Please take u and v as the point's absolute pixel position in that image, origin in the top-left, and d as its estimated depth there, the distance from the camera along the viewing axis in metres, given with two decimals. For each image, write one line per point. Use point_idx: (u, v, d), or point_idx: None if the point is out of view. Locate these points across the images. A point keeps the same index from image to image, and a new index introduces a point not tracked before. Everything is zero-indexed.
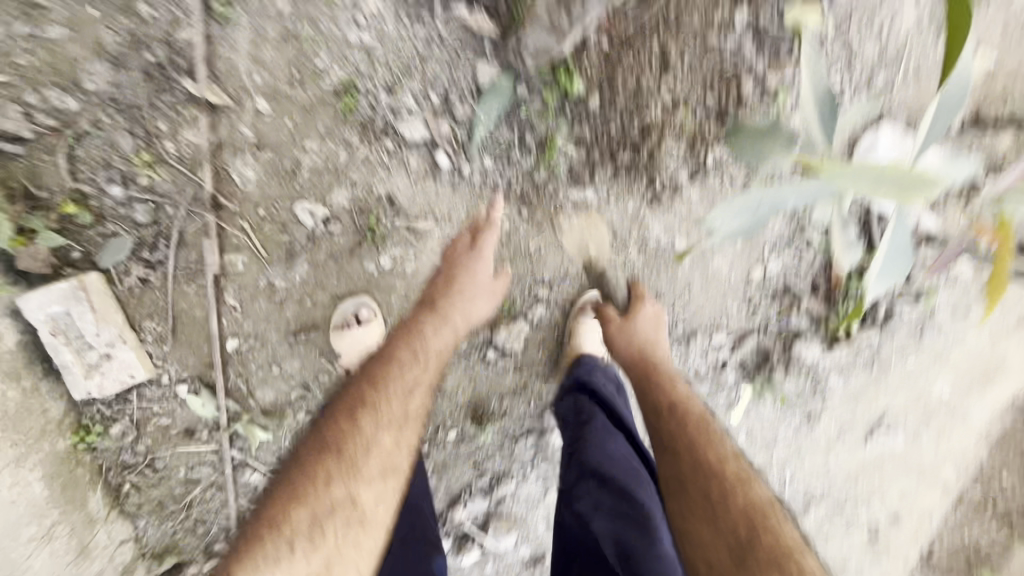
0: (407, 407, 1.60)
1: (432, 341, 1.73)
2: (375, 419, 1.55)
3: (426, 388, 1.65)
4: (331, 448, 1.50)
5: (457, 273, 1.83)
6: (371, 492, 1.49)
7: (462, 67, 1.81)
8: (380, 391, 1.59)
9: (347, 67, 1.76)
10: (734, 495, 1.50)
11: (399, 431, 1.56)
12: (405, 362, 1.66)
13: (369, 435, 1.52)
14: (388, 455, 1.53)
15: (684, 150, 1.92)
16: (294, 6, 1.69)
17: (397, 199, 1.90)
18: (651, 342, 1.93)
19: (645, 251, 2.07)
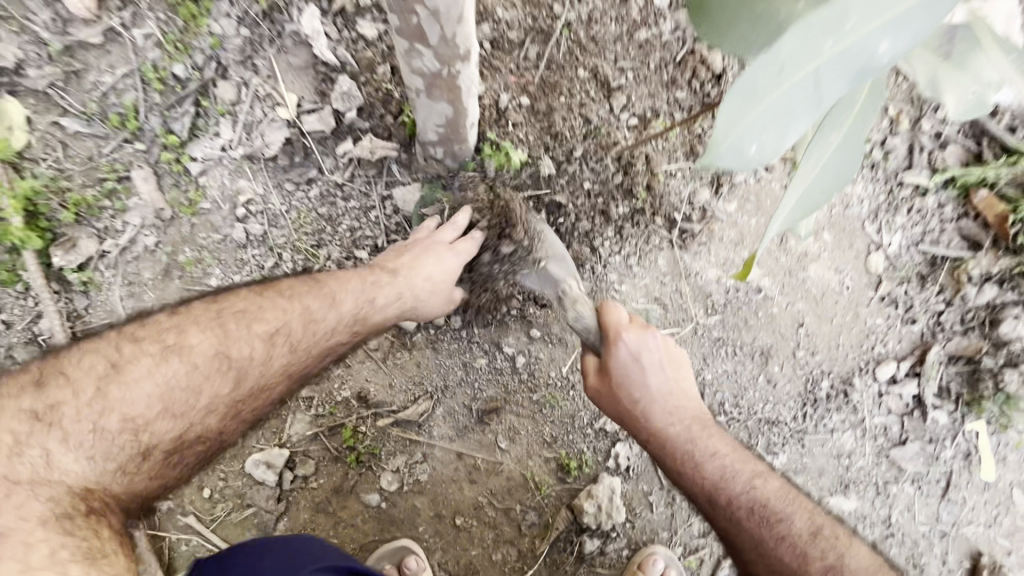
0: (224, 381, 1.15)
1: (323, 325, 1.23)
2: (219, 347, 1.15)
3: (291, 352, 1.21)
4: (182, 329, 1.16)
5: (402, 267, 1.33)
6: (174, 415, 1.11)
7: (378, 206, 1.45)
8: (247, 331, 1.17)
9: (249, 271, 1.40)
10: (771, 498, 1.26)
11: (228, 374, 1.15)
12: (268, 305, 1.22)
13: (226, 352, 1.15)
14: (249, 351, 1.16)
15: (687, 168, 1.51)
16: (160, 235, 1.37)
17: (369, 395, 1.48)
18: (655, 394, 1.30)
19: (723, 306, 1.56)
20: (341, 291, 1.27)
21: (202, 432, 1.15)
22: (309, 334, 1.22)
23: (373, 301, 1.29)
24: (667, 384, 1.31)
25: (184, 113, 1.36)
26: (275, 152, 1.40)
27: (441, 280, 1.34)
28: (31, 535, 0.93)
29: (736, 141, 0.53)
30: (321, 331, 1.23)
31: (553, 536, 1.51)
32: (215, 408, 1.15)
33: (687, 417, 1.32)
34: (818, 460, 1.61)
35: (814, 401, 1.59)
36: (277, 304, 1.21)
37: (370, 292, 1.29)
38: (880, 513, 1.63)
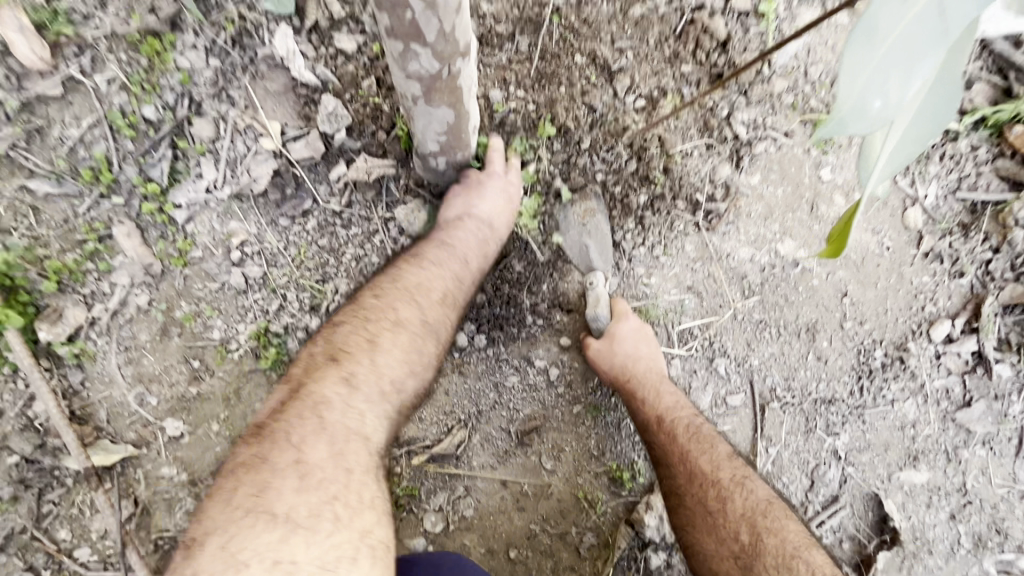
0: (391, 361, 1.15)
1: (430, 300, 1.22)
2: (380, 353, 1.15)
3: (441, 335, 1.22)
4: (331, 347, 1.15)
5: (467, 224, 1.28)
6: (375, 420, 1.12)
7: (382, 229, 1.35)
8: (377, 319, 1.18)
9: (254, 318, 1.30)
10: (707, 472, 1.26)
11: (402, 373, 1.16)
12: (403, 300, 1.20)
13: (372, 341, 1.16)
14: (402, 346, 1.17)
15: (703, 144, 1.42)
16: (152, 292, 1.27)
17: (400, 432, 1.37)
18: (636, 353, 1.35)
19: (761, 285, 1.46)
20: (457, 265, 1.26)
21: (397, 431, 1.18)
22: (434, 305, 1.22)
23: (468, 263, 1.28)
24: (641, 348, 1.36)
25: (161, 158, 1.26)
26: (265, 187, 1.30)
27: (496, 222, 1.30)
28: (367, 509, 1.03)
29: (855, 101, 0.47)
30: (453, 310, 1.25)
31: (617, 557, 1.40)
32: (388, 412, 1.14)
33: (650, 369, 1.35)
34: (882, 435, 1.51)
35: (869, 372, 1.49)
36: (399, 291, 1.21)
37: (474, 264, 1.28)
38: (954, 481, 1.53)
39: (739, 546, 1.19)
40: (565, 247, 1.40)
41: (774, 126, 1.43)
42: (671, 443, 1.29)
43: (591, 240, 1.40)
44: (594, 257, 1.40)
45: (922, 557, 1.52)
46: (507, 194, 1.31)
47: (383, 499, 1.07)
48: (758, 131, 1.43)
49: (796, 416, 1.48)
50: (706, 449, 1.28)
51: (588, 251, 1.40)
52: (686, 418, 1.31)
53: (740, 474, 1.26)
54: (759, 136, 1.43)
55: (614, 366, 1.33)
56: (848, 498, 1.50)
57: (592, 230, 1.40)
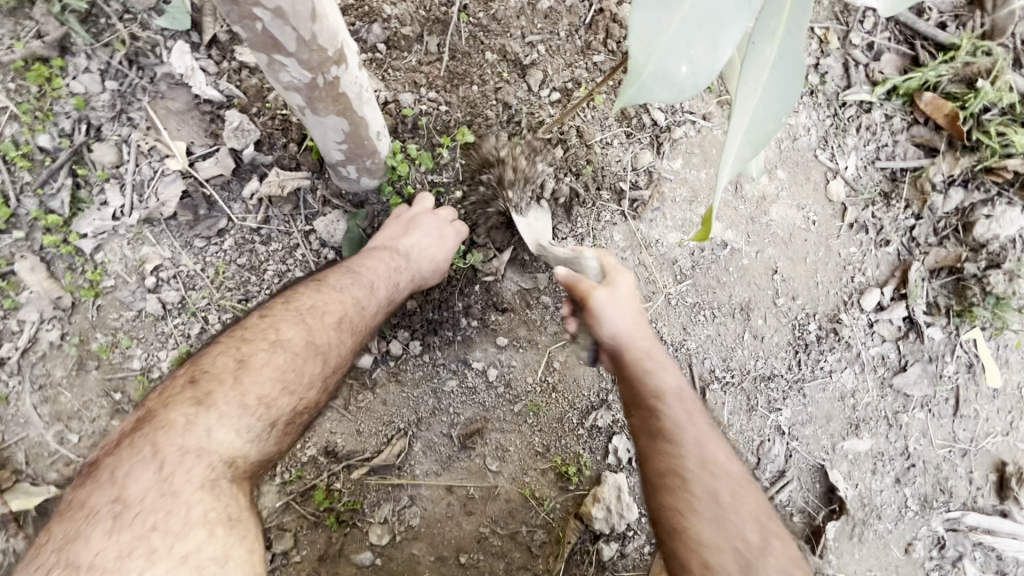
0: (267, 381, 1.02)
1: (322, 321, 1.10)
2: (252, 372, 1.01)
3: (329, 356, 1.10)
4: (193, 370, 1.01)
5: (380, 262, 1.22)
6: (229, 435, 0.96)
7: (302, 242, 1.32)
8: (254, 341, 1.05)
9: (175, 344, 1.27)
10: (723, 490, 1.07)
11: (272, 391, 1.02)
12: (291, 318, 1.09)
13: (247, 365, 1.01)
14: (280, 368, 1.03)
15: (622, 133, 1.42)
16: (64, 325, 1.23)
17: (338, 447, 1.35)
18: (619, 331, 1.18)
19: (692, 269, 1.47)
20: (357, 289, 1.17)
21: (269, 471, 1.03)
22: (325, 326, 1.10)
23: (373, 289, 1.19)
24: (626, 323, 1.19)
25: (61, 187, 1.22)
26: (175, 209, 1.26)
27: (433, 257, 1.27)
28: (202, 531, 0.85)
29: (657, 63, 0.53)
30: (347, 334, 1.13)
31: (568, 552, 1.39)
32: (266, 437, 1.01)
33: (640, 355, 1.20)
34: (823, 406, 1.53)
35: (806, 345, 1.51)
36: (286, 312, 1.09)
37: (375, 292, 1.19)
38: (897, 446, 1.55)
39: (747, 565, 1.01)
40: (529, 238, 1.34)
41: (691, 109, 1.44)
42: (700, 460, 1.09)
43: (578, 254, 1.35)
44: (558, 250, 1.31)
45: (871, 523, 1.54)
46: (451, 226, 1.30)
47: (233, 511, 0.90)
48: (676, 115, 1.44)
49: (737, 395, 1.49)
50: (734, 494, 1.07)
51: (575, 260, 1.34)
52: (682, 404, 1.15)
53: (748, 490, 1.09)
54: (677, 121, 1.44)
55: (606, 347, 1.19)
56: (795, 471, 1.52)
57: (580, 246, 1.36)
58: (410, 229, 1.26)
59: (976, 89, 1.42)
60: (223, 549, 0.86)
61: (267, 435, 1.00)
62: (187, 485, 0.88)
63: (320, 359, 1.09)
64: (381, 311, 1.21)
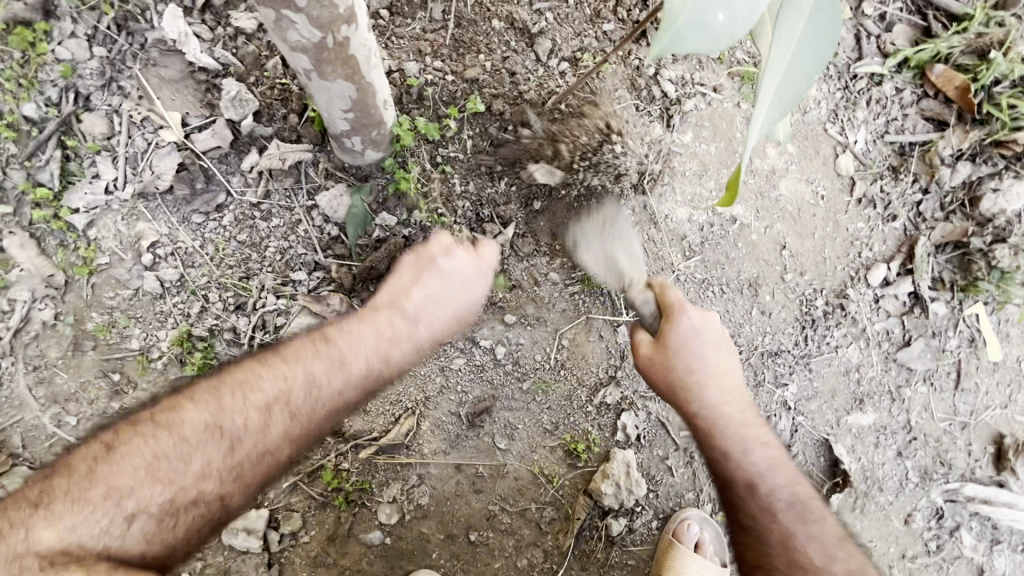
0: (138, 470, 0.92)
1: (233, 402, 1.00)
2: (113, 464, 0.92)
3: (236, 442, 0.98)
4: (80, 450, 0.95)
5: (340, 327, 1.10)
6: (70, 528, 0.86)
7: (305, 218, 1.28)
8: (152, 420, 0.97)
9: (174, 323, 1.23)
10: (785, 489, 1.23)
11: (140, 480, 0.91)
12: (196, 398, 1.00)
13: (129, 445, 0.93)
14: (175, 446, 0.94)
15: (632, 105, 1.39)
16: (58, 304, 1.18)
17: (345, 427, 1.32)
18: (706, 374, 1.20)
19: (701, 245, 1.45)
20: (311, 363, 1.05)
21: (143, 567, 0.91)
22: (243, 404, 0.99)
23: (318, 356, 1.06)
24: (714, 363, 1.21)
25: (49, 159, 1.16)
26: (171, 183, 1.21)
27: (429, 328, 1.14)
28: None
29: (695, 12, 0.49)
30: (274, 415, 1.01)
31: (577, 528, 1.39)
32: (120, 534, 0.89)
33: (738, 407, 1.24)
34: (828, 381, 1.53)
35: (813, 321, 1.51)
36: (200, 391, 1.00)
37: (336, 368, 1.05)
38: (899, 420, 1.57)
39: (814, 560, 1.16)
40: (584, 257, 1.37)
41: (702, 81, 1.41)
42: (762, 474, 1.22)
43: (619, 251, 1.34)
44: (622, 265, 1.31)
45: (873, 495, 1.56)
46: (459, 254, 1.17)
47: None
48: (687, 87, 1.41)
49: (745, 371, 1.49)
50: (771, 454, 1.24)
51: (618, 262, 1.32)
52: (746, 418, 1.25)
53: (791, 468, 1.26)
54: (687, 93, 1.41)
55: (673, 381, 1.19)
56: (801, 446, 1.53)
57: (613, 236, 1.35)
58: (429, 290, 1.14)
59: (988, 61, 1.41)
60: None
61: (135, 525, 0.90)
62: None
63: (222, 443, 0.97)
64: (346, 393, 1.06)
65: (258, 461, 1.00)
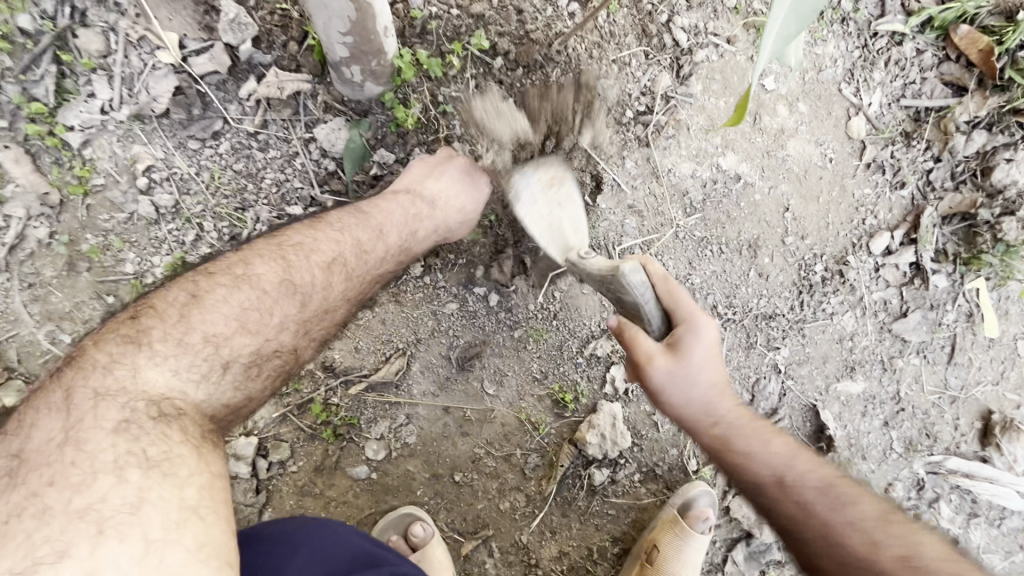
0: (223, 324, 0.98)
1: (300, 264, 1.08)
2: (203, 311, 0.97)
3: (308, 299, 1.08)
4: (138, 310, 0.96)
5: (380, 209, 1.20)
6: (167, 376, 0.91)
7: (302, 151, 1.27)
8: (219, 278, 1.01)
9: (168, 250, 1.23)
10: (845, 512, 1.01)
11: (229, 329, 0.98)
12: (264, 256, 1.07)
13: (210, 300, 0.98)
14: (251, 300, 1.01)
15: (641, 53, 1.35)
16: (53, 223, 1.18)
17: (336, 363, 1.33)
18: (709, 398, 1.10)
19: (703, 202, 1.43)
20: (360, 230, 1.16)
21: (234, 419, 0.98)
22: (310, 259, 1.09)
23: (372, 229, 1.18)
24: (714, 381, 1.09)
25: (44, 74, 1.14)
26: (167, 106, 1.20)
27: (462, 211, 1.28)
28: (112, 474, 0.75)
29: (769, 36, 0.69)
30: (336, 274, 1.11)
31: (560, 475, 1.42)
32: (215, 377, 0.95)
33: (742, 415, 1.12)
34: (821, 348, 1.53)
35: (810, 286, 1.49)
36: (267, 252, 1.07)
37: (382, 235, 1.18)
38: (888, 390, 1.57)
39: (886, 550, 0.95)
40: (525, 213, 1.26)
41: (716, 31, 1.37)
42: (829, 512, 1.01)
43: (563, 213, 1.25)
44: (568, 232, 1.24)
45: (856, 462, 1.58)
46: (473, 173, 1.30)
47: (131, 449, 0.79)
48: (700, 36, 1.36)
49: (738, 332, 1.49)
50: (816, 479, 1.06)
51: (561, 226, 1.24)
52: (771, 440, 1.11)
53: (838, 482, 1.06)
54: (700, 43, 1.37)
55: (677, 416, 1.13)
56: (788, 410, 1.54)
57: (561, 200, 1.26)
58: (448, 189, 1.26)
59: (1016, 22, 1.35)
60: (140, 490, 0.75)
61: (222, 374, 0.96)
62: (98, 427, 0.80)
63: (291, 303, 1.05)
64: (386, 259, 1.21)
65: (323, 315, 1.11)
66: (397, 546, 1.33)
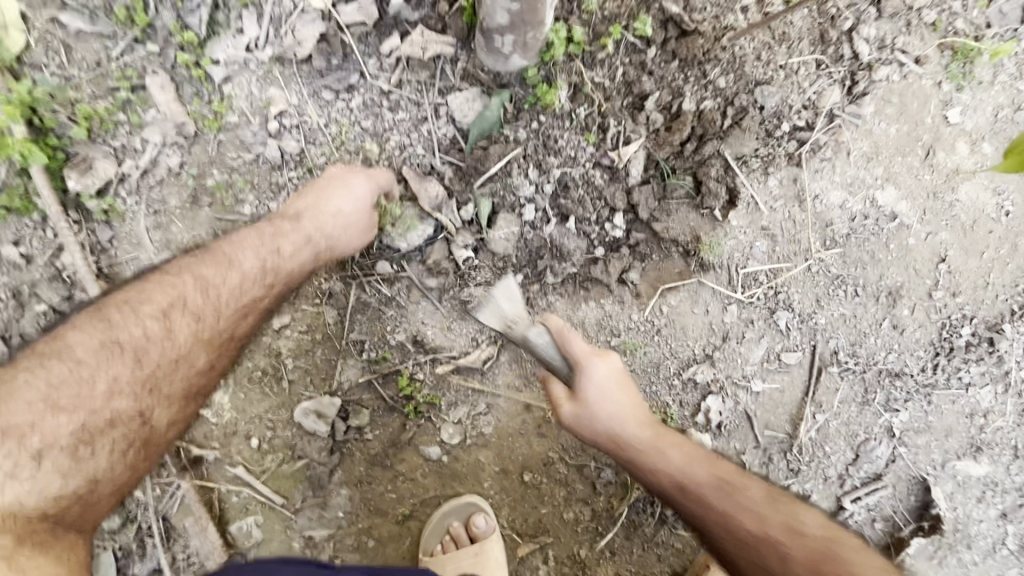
0: (30, 416, 0.90)
1: (127, 320, 0.98)
2: (1, 402, 0.89)
3: (144, 355, 0.98)
4: None
5: (227, 247, 1.08)
6: None
7: (432, 117, 1.22)
8: (29, 364, 0.93)
9: (286, 197, 1.21)
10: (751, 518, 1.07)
11: (33, 416, 0.90)
12: (84, 323, 0.97)
13: (15, 393, 0.90)
14: (67, 379, 0.93)
15: (813, 61, 1.21)
16: (184, 154, 1.18)
17: (427, 338, 1.29)
18: (619, 424, 1.13)
19: (847, 237, 1.28)
20: (200, 270, 1.04)
21: (75, 509, 0.92)
22: (137, 311, 0.99)
23: (222, 265, 1.05)
24: (618, 407, 1.13)
25: (200, 4, 1.14)
26: (310, 52, 1.17)
27: (348, 224, 1.15)
28: None
29: None
30: (175, 320, 1.00)
31: (634, 497, 1.34)
32: (34, 470, 0.89)
33: (647, 427, 1.15)
34: (946, 419, 1.36)
35: (950, 350, 1.32)
36: (92, 316, 0.98)
37: (229, 268, 1.05)
38: (1016, 480, 1.38)
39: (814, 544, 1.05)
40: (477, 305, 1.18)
41: (905, 48, 1.20)
42: (763, 525, 1.05)
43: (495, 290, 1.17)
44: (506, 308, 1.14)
45: (959, 550, 1.41)
46: (359, 180, 1.17)
47: None
48: (884, 52, 1.21)
49: (854, 384, 1.35)
50: (739, 497, 1.09)
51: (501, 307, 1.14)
52: (636, 426, 1.14)
53: (781, 500, 1.09)
54: (883, 58, 1.21)
55: (602, 433, 1.14)
56: (893, 479, 1.39)
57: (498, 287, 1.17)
58: (325, 202, 1.14)
59: None
60: None
61: (42, 468, 0.89)
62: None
63: (126, 364, 0.97)
64: (246, 285, 1.07)
65: (173, 366, 1.01)
66: (457, 534, 1.30)
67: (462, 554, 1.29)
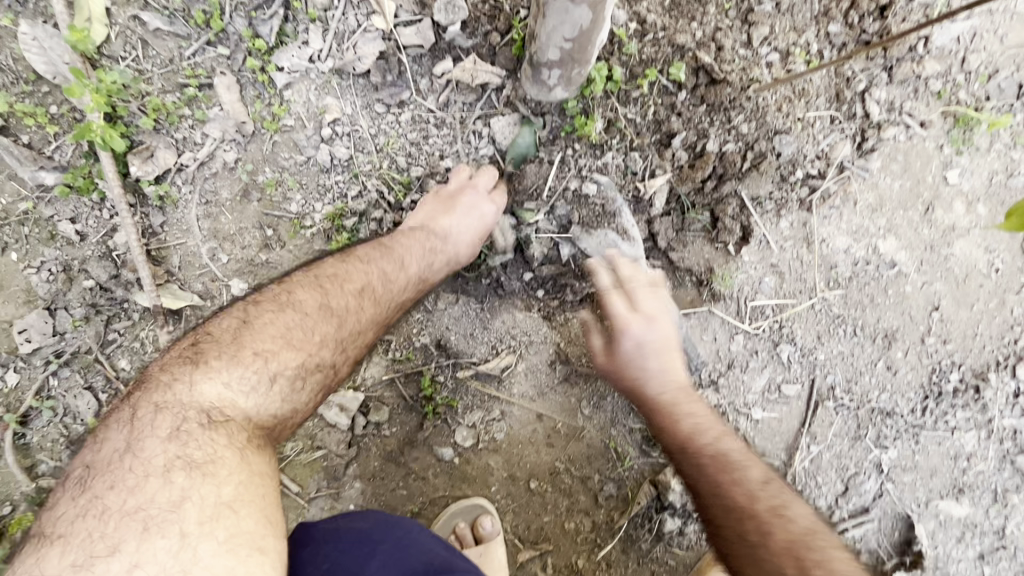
0: (274, 349, 1.03)
1: (335, 294, 1.10)
2: (253, 331, 1.03)
3: (343, 321, 1.09)
4: (199, 336, 1.04)
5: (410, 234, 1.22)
6: (223, 398, 0.97)
7: (475, 136, 1.31)
8: (269, 306, 1.07)
9: (331, 199, 1.28)
10: (762, 505, 1.01)
11: (274, 346, 1.02)
12: (306, 283, 1.11)
13: (260, 330, 1.03)
14: (286, 327, 1.05)
15: (828, 116, 1.31)
16: (240, 150, 1.26)
17: (450, 343, 1.36)
18: (643, 375, 1.14)
19: (849, 279, 1.38)
20: (383, 261, 1.17)
21: (280, 427, 1.02)
22: (343, 284, 1.12)
23: (401, 258, 1.19)
24: (665, 362, 1.14)
25: (272, 15, 1.23)
26: (368, 67, 1.26)
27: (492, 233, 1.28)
28: (161, 479, 0.86)
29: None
30: (365, 300, 1.12)
31: (634, 512, 1.39)
32: (270, 394, 1.00)
33: (674, 384, 1.14)
34: (931, 459, 1.44)
35: (938, 394, 1.41)
36: (311, 280, 1.11)
37: (403, 264, 1.18)
38: (993, 523, 1.45)
39: (793, 539, 0.96)
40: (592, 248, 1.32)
41: (912, 112, 1.32)
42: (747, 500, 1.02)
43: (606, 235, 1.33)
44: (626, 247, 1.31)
45: None
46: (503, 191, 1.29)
47: (188, 458, 0.88)
48: (892, 114, 1.32)
49: (847, 419, 1.43)
50: (735, 473, 1.05)
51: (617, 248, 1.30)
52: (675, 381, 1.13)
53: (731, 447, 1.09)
54: (891, 120, 1.32)
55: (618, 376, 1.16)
56: (879, 512, 1.45)
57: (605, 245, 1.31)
58: (471, 206, 1.25)
59: None
60: (183, 490, 0.85)
61: (266, 398, 1.00)
62: (157, 435, 0.91)
63: (326, 326, 1.07)
64: (411, 286, 1.20)
65: (355, 338, 1.11)
66: (463, 534, 1.35)
67: (470, 554, 1.33)
